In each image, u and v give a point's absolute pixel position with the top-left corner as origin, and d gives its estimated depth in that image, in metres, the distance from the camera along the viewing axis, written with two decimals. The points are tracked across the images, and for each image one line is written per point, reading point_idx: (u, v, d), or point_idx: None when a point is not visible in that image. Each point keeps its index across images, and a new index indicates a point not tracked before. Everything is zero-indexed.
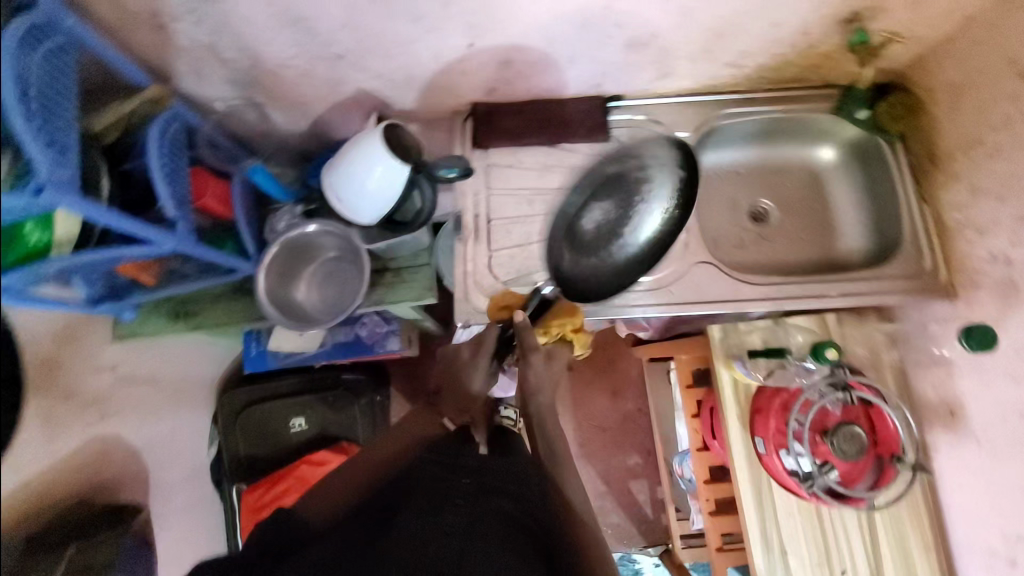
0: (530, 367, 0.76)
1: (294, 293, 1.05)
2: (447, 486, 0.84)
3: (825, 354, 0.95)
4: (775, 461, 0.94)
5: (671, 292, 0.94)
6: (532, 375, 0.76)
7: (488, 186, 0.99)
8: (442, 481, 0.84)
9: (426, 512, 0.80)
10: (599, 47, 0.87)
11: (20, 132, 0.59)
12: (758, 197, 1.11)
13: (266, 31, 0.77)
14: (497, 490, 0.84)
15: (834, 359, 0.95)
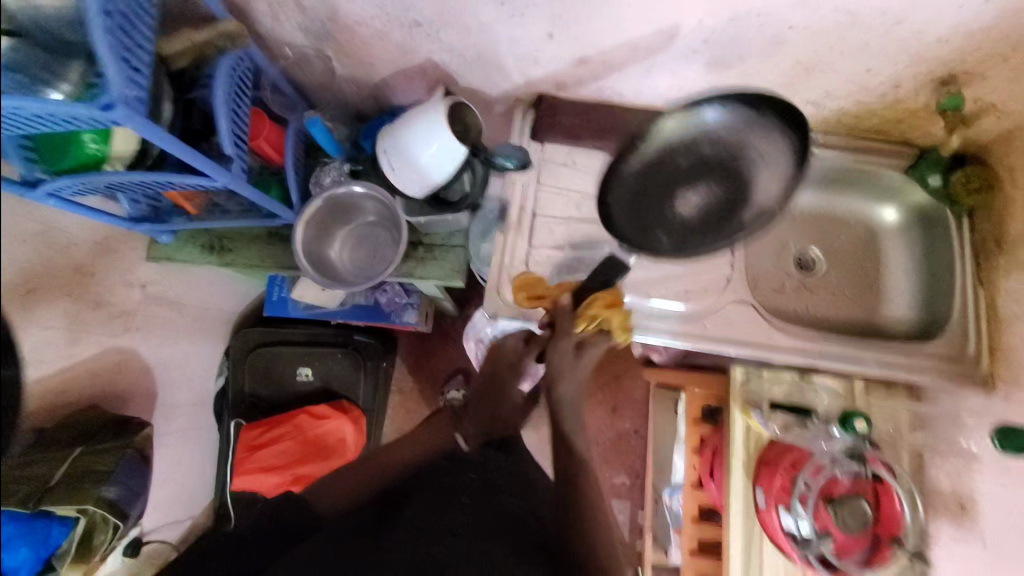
0: (558, 352, 0.83)
1: (328, 251, 1.06)
2: (454, 488, 0.91)
3: (854, 425, 0.92)
4: (772, 517, 0.93)
5: (701, 325, 0.91)
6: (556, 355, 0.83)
7: (538, 181, 0.97)
8: (447, 488, 0.91)
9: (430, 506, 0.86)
10: (681, 62, 0.84)
11: (99, 46, 0.59)
12: (808, 245, 1.07)
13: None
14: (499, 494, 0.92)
15: (863, 431, 0.92)
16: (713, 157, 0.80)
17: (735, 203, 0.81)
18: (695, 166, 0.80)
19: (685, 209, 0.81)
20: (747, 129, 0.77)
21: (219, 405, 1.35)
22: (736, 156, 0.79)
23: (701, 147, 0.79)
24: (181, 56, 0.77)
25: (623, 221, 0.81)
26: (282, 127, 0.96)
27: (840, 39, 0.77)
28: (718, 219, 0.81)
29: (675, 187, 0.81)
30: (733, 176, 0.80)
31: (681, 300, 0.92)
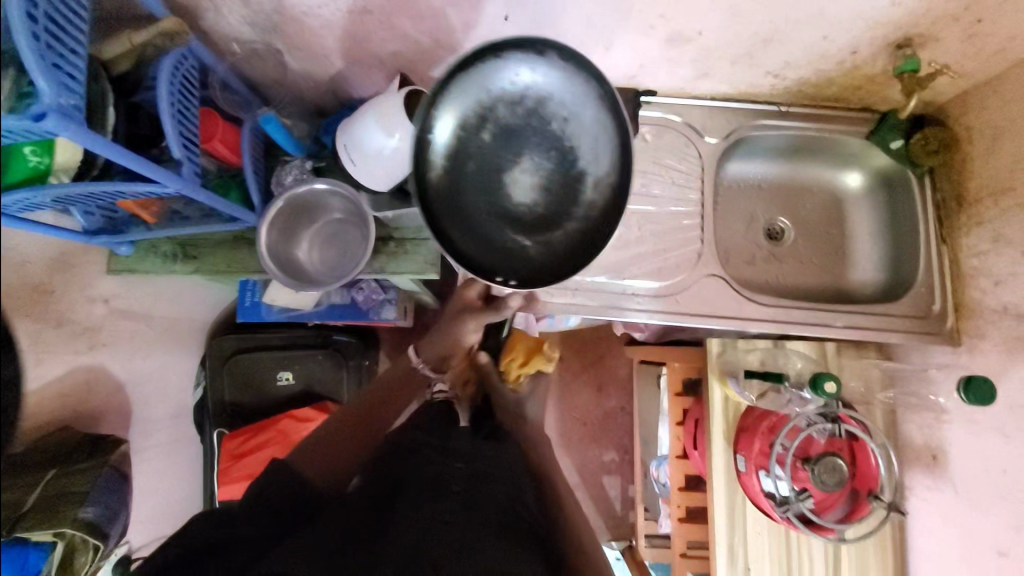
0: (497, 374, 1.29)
1: (295, 252, 1.04)
2: (445, 476, 0.92)
3: (823, 387, 0.92)
4: (753, 480, 0.96)
5: (675, 301, 0.92)
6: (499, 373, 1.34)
7: None
8: (433, 475, 0.91)
9: (424, 496, 0.85)
10: (640, 38, 0.83)
11: (25, 54, 0.56)
12: (776, 215, 1.08)
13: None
14: (487, 481, 0.93)
15: (833, 393, 0.92)
16: (513, 124, 0.64)
17: (575, 171, 0.65)
18: (502, 143, 0.65)
19: (521, 199, 0.66)
20: (531, 78, 0.63)
21: (200, 416, 1.33)
22: (540, 112, 0.64)
23: (497, 118, 0.64)
24: (119, 59, 0.74)
25: (464, 241, 0.66)
26: (237, 126, 0.92)
27: (796, 7, 0.77)
28: (562, 191, 0.65)
29: (500, 179, 0.66)
30: (550, 136, 0.65)
31: (655, 278, 0.92)
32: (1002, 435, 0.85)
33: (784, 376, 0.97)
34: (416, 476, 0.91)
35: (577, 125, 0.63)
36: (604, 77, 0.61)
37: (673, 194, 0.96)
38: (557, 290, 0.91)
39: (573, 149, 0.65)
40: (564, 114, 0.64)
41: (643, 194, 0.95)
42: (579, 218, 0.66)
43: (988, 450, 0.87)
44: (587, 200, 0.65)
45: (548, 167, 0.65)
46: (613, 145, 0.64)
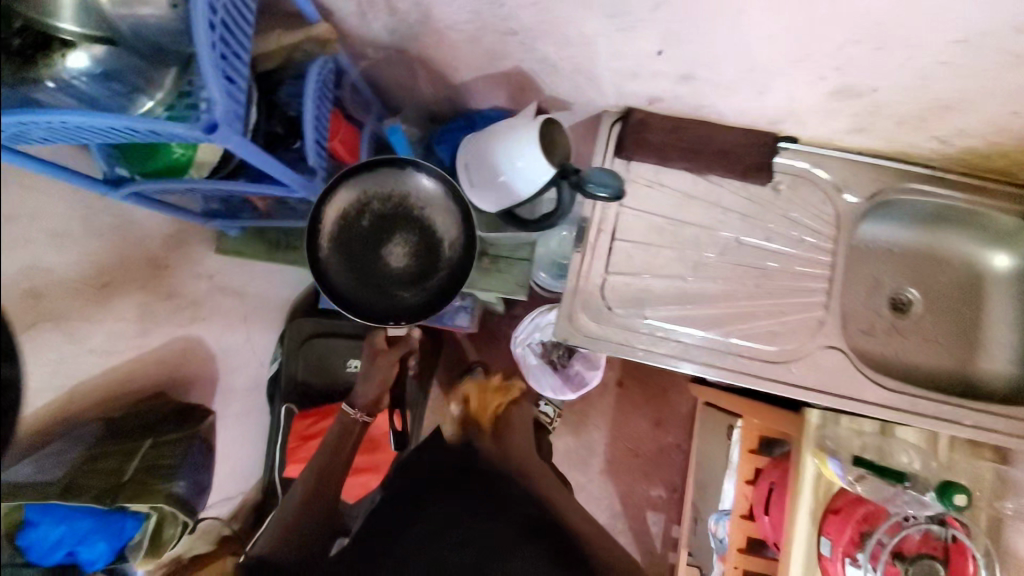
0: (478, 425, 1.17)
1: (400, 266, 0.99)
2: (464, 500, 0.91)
3: (953, 497, 0.86)
4: (837, 567, 0.88)
5: (783, 372, 0.85)
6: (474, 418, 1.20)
7: (621, 201, 0.90)
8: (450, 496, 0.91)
9: (447, 519, 0.87)
10: (798, 87, 0.76)
11: (205, 64, 0.56)
12: (904, 285, 0.99)
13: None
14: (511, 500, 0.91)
15: (961, 505, 0.86)
16: (385, 212, 0.88)
17: (434, 238, 0.89)
18: (377, 226, 0.88)
19: (398, 263, 0.88)
20: (389, 178, 0.88)
21: (271, 389, 1.34)
22: (401, 202, 0.88)
23: (371, 208, 0.88)
24: (275, 53, 0.76)
25: (358, 299, 0.86)
26: (356, 127, 0.93)
27: (994, 77, 0.68)
28: (428, 254, 0.89)
29: (377, 249, 0.88)
30: (415, 217, 0.89)
31: (768, 342, 0.86)
32: None
33: (905, 475, 0.88)
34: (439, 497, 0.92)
35: (429, 204, 0.88)
36: (437, 172, 0.86)
37: (797, 253, 0.89)
38: (656, 339, 0.86)
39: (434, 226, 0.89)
40: (418, 199, 0.89)
41: (765, 249, 0.89)
42: (442, 268, 0.89)
43: None
44: (445, 258, 0.89)
45: (415, 238, 0.89)
46: (456, 215, 0.88)
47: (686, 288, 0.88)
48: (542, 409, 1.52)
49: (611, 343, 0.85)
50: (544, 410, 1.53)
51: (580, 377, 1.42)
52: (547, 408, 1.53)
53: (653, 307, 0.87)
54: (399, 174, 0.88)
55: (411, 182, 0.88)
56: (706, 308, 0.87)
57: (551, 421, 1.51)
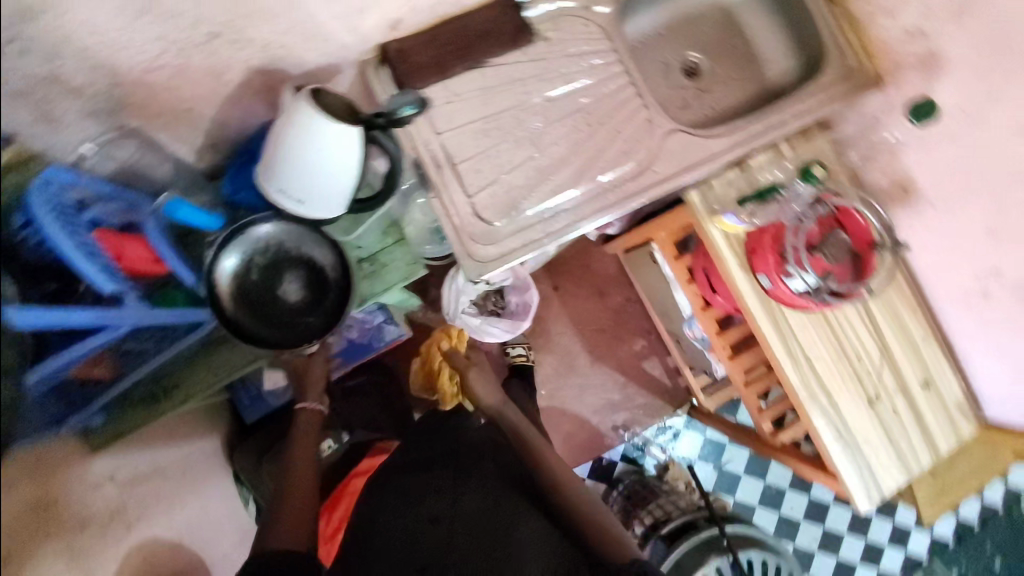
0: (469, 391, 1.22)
1: (277, 294, 0.87)
2: (512, 471, 0.99)
3: (813, 173, 1.03)
4: (782, 288, 1.02)
5: (650, 176, 0.93)
6: (314, 364, 1.13)
7: (436, 132, 0.89)
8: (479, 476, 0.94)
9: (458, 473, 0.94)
10: None
11: None
12: (686, 52, 1.11)
13: (114, 16, 0.62)
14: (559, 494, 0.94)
15: (821, 174, 1.04)
16: (271, 261, 0.87)
17: (324, 266, 0.89)
18: (268, 275, 0.87)
19: (296, 299, 0.88)
20: (263, 234, 0.86)
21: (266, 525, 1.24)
22: (281, 249, 0.87)
23: (257, 262, 0.86)
24: None
25: (272, 337, 0.86)
26: (140, 233, 0.79)
27: None
28: (319, 284, 0.89)
29: (272, 295, 0.87)
30: (296, 257, 0.88)
31: (625, 162, 0.93)
32: (952, 139, 0.95)
33: (774, 186, 1.03)
34: (442, 464, 0.97)
35: (306, 243, 0.88)
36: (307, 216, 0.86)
37: (596, 77, 0.94)
38: (546, 223, 0.89)
39: (317, 259, 0.89)
40: (300, 243, 0.88)
41: (573, 91, 0.93)
42: (335, 290, 0.89)
43: (948, 156, 0.97)
44: (334, 282, 0.89)
45: (303, 276, 0.88)
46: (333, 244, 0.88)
47: (540, 164, 0.91)
48: (513, 352, 1.56)
49: (517, 251, 0.87)
50: (515, 352, 1.57)
51: (522, 304, 1.49)
52: (517, 350, 1.58)
53: (525, 198, 0.89)
54: (275, 225, 0.86)
55: (286, 228, 0.87)
56: (565, 168, 0.91)
57: (526, 356, 1.56)
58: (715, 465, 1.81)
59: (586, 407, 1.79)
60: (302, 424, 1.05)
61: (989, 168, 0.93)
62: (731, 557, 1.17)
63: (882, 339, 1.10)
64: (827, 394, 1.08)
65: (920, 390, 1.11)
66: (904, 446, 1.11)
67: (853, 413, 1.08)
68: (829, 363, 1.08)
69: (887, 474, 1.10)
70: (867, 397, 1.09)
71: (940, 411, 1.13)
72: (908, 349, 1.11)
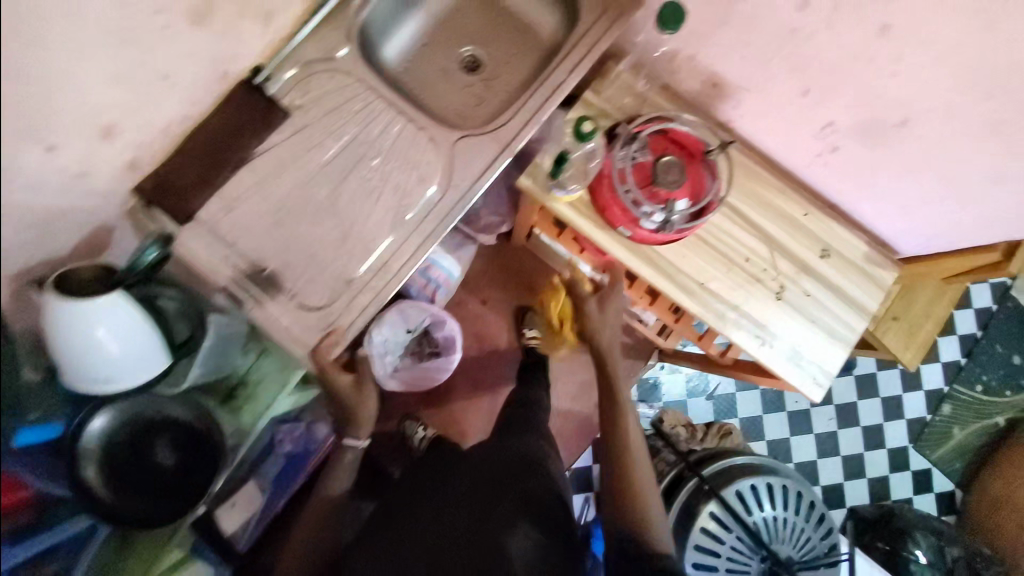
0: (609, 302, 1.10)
1: (154, 466, 0.85)
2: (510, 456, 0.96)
3: (585, 130, 1.01)
4: (642, 232, 1.00)
5: (455, 191, 0.90)
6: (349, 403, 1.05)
7: (228, 244, 0.85)
8: (463, 491, 0.89)
9: (433, 491, 0.92)
10: (173, 39, 0.74)
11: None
12: (459, 49, 1.08)
13: None
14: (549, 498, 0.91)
15: (591, 128, 1.02)
16: (131, 436, 0.84)
17: (187, 421, 0.88)
18: (134, 451, 0.84)
19: (174, 462, 0.87)
20: (109, 418, 0.82)
21: None
22: (137, 422, 0.85)
23: (116, 442, 0.82)
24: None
25: (167, 508, 0.85)
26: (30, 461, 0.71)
27: None
28: (192, 439, 0.88)
29: (149, 469, 0.85)
30: (157, 423, 0.86)
31: (425, 188, 0.90)
32: (725, 25, 0.91)
33: (562, 154, 1.00)
34: (430, 494, 0.91)
35: (161, 406, 0.86)
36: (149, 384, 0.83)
37: (363, 122, 0.91)
38: (376, 279, 0.86)
39: (178, 417, 0.87)
40: (154, 410, 0.86)
41: (346, 145, 0.90)
42: (212, 438, 0.90)
43: (732, 42, 0.93)
44: (207, 430, 0.90)
45: (171, 438, 0.87)
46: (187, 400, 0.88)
47: (344, 229, 0.88)
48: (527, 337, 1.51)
49: (357, 321, 0.85)
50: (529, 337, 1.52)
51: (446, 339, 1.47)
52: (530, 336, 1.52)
53: (346, 267, 0.86)
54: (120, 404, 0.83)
55: (132, 402, 0.84)
56: (371, 221, 0.88)
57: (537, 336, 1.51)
58: (705, 395, 1.81)
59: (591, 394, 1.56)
60: (312, 511, 0.99)
61: (768, 38, 0.88)
62: (718, 499, 1.14)
63: (763, 232, 1.07)
64: (734, 308, 1.05)
65: (820, 263, 1.08)
66: (831, 320, 1.07)
67: (767, 314, 1.05)
68: (720, 277, 1.06)
69: (824, 356, 1.06)
70: (773, 291, 1.06)
71: (853, 274, 1.08)
72: (792, 230, 1.08)
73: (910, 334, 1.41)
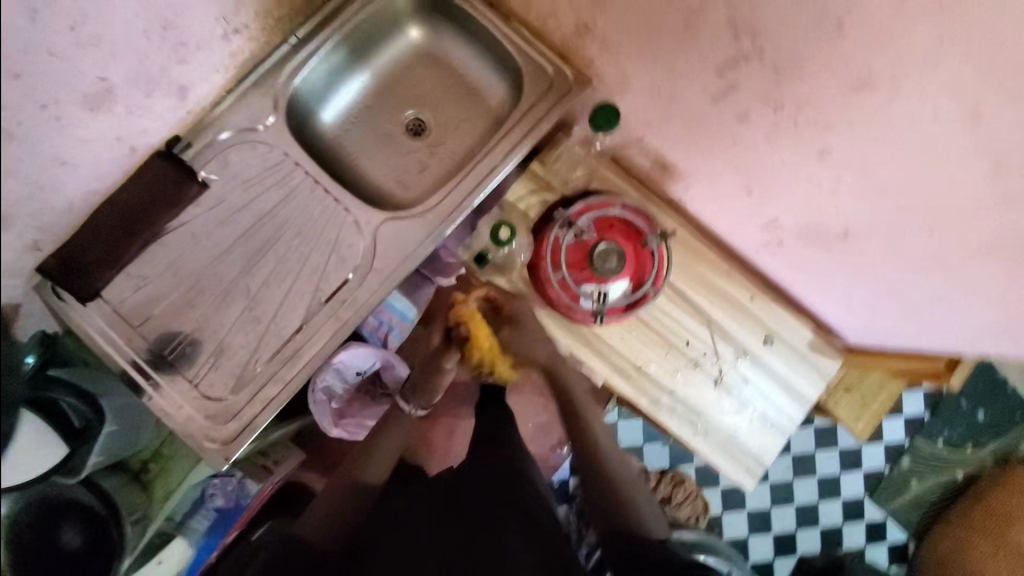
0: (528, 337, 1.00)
1: (59, 549, 0.82)
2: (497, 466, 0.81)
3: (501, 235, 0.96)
4: (575, 315, 0.97)
5: (373, 279, 0.87)
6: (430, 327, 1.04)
7: (136, 325, 0.83)
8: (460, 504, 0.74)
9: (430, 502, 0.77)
10: (70, 124, 0.71)
11: None
12: (403, 112, 1.01)
13: None
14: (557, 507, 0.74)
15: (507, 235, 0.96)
16: (36, 518, 0.80)
17: (92, 503, 0.86)
18: (39, 535, 0.80)
19: (80, 543, 0.84)
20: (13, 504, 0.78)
21: None
22: (41, 503, 0.81)
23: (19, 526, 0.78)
24: None
25: None
26: None
27: None
28: (97, 521, 0.85)
29: (55, 553, 0.81)
30: (63, 504, 0.83)
31: (344, 271, 0.87)
32: (668, 113, 0.88)
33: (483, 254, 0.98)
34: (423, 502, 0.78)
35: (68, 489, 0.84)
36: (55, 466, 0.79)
37: (285, 197, 0.88)
38: (285, 369, 0.83)
39: (82, 497, 0.85)
40: (60, 492, 0.83)
41: (268, 221, 0.87)
42: (118, 521, 0.87)
43: (677, 129, 0.89)
44: (113, 512, 0.87)
45: (77, 521, 0.84)
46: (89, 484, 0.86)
47: (257, 313, 0.85)
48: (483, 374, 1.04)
49: (262, 413, 0.82)
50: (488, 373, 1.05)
51: None
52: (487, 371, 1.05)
53: (255, 357, 0.84)
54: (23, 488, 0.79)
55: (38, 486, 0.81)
56: (285, 307, 0.86)
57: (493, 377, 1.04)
58: None
59: (542, 452, 1.18)
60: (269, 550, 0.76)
61: (711, 136, 0.85)
62: None
63: (704, 316, 1.04)
64: (668, 394, 1.03)
65: (761, 350, 1.05)
66: (767, 408, 1.05)
67: (702, 400, 1.03)
68: (657, 360, 1.03)
69: (756, 445, 1.05)
70: (711, 377, 1.03)
71: (795, 363, 1.06)
72: (735, 315, 1.04)
73: (862, 405, 1.39)
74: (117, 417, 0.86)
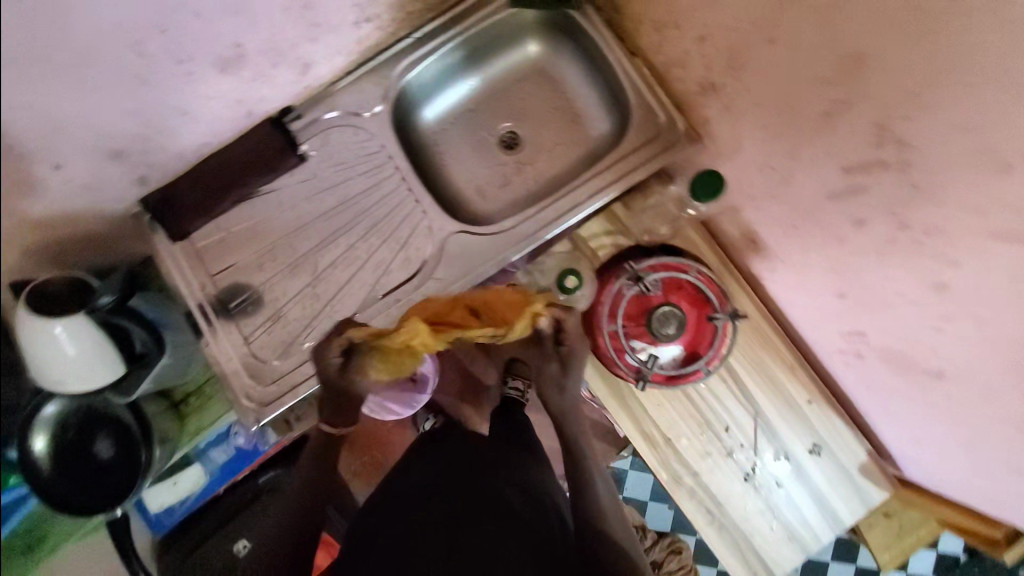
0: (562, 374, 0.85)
1: (91, 458, 0.86)
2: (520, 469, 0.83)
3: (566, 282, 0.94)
4: (617, 368, 0.94)
5: (433, 286, 0.87)
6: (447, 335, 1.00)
7: (210, 273, 0.87)
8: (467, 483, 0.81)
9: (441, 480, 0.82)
10: (201, 81, 0.75)
11: None
12: (499, 124, 1.01)
13: None
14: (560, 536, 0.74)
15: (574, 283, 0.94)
16: (82, 422, 0.86)
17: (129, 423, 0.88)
18: (78, 440, 0.85)
19: (110, 456, 0.87)
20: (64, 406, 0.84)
21: None
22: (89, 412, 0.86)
23: (66, 424, 0.84)
24: None
25: (90, 498, 0.85)
26: None
27: None
28: (126, 441, 0.88)
29: (86, 459, 0.86)
30: (105, 418, 0.87)
31: (407, 272, 0.88)
32: (774, 194, 0.83)
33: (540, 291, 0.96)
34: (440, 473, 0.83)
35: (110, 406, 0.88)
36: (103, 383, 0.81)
37: (371, 187, 0.90)
38: None
39: (121, 417, 0.88)
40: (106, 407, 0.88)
41: (348, 206, 0.89)
42: (145, 446, 0.88)
43: (779, 212, 0.84)
44: (142, 438, 0.88)
45: (110, 436, 0.87)
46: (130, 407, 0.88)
47: (316, 291, 0.88)
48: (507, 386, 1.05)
49: (300, 385, 0.85)
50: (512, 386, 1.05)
51: None
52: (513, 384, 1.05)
53: (307, 331, 0.87)
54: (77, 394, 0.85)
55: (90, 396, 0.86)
56: (343, 291, 0.88)
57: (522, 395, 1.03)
58: None
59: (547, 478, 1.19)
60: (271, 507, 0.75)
61: (816, 230, 0.79)
62: None
63: (752, 405, 0.98)
64: (693, 474, 0.98)
65: (805, 456, 0.98)
66: (794, 517, 0.99)
67: (726, 490, 0.98)
68: (690, 437, 0.99)
69: (773, 552, 0.99)
70: (742, 470, 0.98)
71: (837, 478, 0.99)
72: (786, 413, 0.98)
73: (898, 538, 1.27)
74: (174, 352, 0.88)
